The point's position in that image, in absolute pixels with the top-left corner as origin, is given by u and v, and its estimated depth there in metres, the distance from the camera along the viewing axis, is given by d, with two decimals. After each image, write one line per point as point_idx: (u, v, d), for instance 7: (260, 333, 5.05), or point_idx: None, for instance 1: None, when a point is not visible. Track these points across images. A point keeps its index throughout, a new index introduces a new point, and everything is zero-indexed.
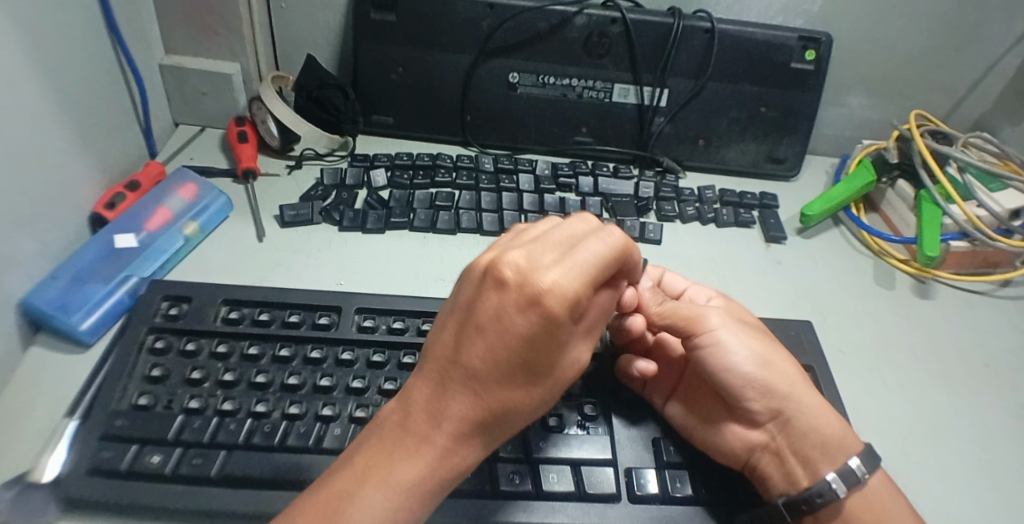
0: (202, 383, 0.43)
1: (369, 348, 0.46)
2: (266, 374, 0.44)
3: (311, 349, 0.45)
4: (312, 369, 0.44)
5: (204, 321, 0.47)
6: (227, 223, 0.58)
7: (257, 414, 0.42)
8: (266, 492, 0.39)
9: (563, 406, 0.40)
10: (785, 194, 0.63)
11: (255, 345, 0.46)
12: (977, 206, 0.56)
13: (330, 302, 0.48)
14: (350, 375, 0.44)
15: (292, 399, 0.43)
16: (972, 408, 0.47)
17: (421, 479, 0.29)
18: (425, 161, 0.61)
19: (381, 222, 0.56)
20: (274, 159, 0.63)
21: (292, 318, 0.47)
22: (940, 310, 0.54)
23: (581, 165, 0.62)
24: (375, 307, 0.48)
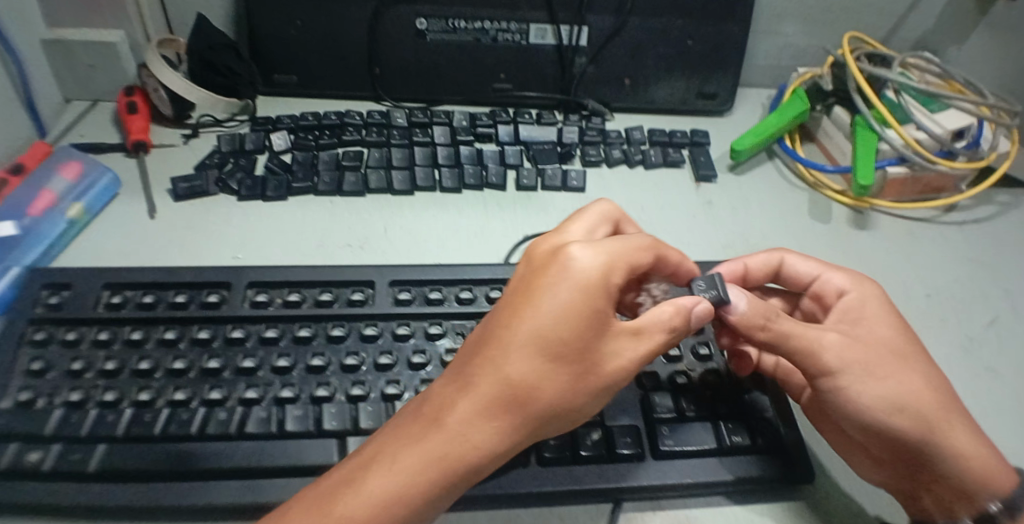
0: (83, 375, 0.39)
1: (263, 324, 0.41)
2: (150, 359, 0.39)
3: (199, 330, 0.40)
4: (199, 351, 0.39)
5: (85, 307, 0.42)
6: (117, 201, 0.54)
7: (141, 402, 0.37)
8: (153, 486, 0.34)
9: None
10: (717, 131, 0.59)
11: (138, 330, 0.41)
12: (915, 128, 0.53)
13: (219, 278, 0.44)
14: (240, 354, 0.39)
15: (177, 385, 0.38)
16: None
17: (420, 474, 0.28)
18: (332, 119, 0.56)
19: (282, 189, 0.51)
20: (168, 130, 0.59)
21: (179, 298, 0.42)
22: (880, 240, 0.52)
23: (500, 115, 0.58)
24: (268, 280, 0.43)
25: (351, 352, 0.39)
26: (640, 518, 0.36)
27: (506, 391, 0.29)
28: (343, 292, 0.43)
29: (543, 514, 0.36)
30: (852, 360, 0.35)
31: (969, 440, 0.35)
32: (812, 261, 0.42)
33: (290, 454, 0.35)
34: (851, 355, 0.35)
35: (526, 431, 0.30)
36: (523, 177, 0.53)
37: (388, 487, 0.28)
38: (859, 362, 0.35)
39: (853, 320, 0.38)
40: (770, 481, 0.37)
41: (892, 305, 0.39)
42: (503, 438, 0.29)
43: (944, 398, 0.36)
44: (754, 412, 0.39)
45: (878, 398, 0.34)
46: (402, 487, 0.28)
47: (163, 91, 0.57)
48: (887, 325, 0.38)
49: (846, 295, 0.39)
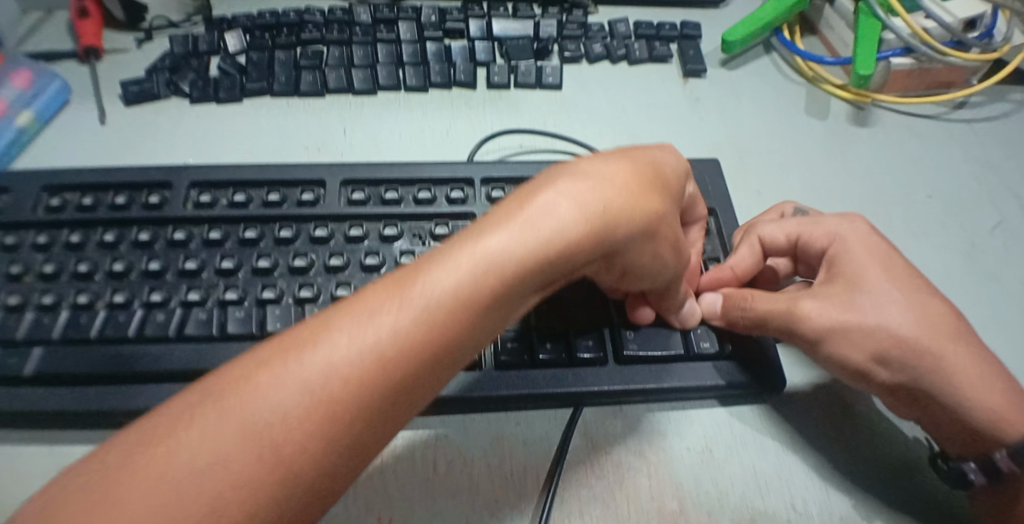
0: (22, 279, 0.37)
1: (205, 225, 0.39)
2: (88, 261, 0.37)
3: (139, 232, 0.39)
4: (140, 253, 0.38)
5: (22, 212, 0.40)
6: (70, 108, 0.51)
7: (79, 305, 0.36)
8: (85, 389, 0.33)
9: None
10: (710, 23, 0.54)
11: (76, 233, 0.39)
12: (924, 17, 0.47)
13: (160, 179, 0.41)
14: (183, 256, 0.38)
15: (116, 288, 0.37)
16: (900, 242, 0.42)
17: (509, 258, 0.25)
18: (291, 17, 0.52)
19: (236, 90, 0.48)
20: (123, 34, 0.55)
21: (117, 200, 0.40)
22: (878, 139, 0.48)
23: (473, 8, 0.53)
24: (211, 181, 0.41)
25: (299, 253, 0.38)
26: (599, 423, 0.35)
27: (618, 184, 0.28)
28: (292, 193, 0.41)
29: (500, 417, 0.36)
30: (844, 323, 0.33)
31: (984, 381, 0.33)
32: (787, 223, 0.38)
33: (226, 355, 0.34)
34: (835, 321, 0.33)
35: (620, 238, 0.28)
36: (493, 75, 0.49)
37: (482, 270, 0.25)
38: (854, 328, 0.33)
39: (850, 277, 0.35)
40: (737, 387, 0.36)
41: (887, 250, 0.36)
42: (606, 225, 0.27)
43: (949, 338, 0.34)
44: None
45: (867, 360, 0.33)
46: (492, 267, 0.25)
47: None
48: (890, 282, 0.34)
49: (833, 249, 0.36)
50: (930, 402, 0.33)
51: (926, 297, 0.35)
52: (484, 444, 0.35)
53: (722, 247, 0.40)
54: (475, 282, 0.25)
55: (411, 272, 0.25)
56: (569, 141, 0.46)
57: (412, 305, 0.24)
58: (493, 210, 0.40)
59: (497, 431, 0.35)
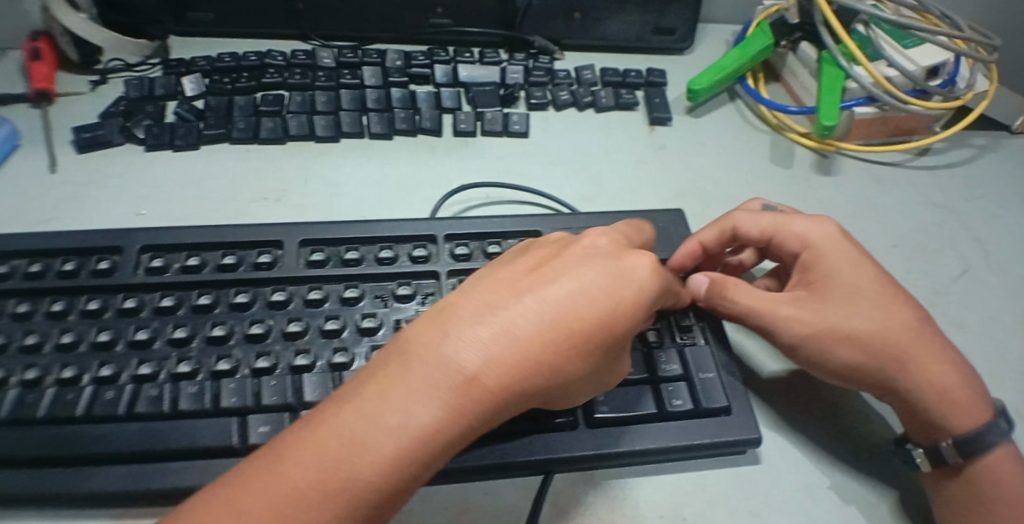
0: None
1: (157, 292, 0.38)
2: (36, 333, 0.35)
3: (88, 301, 0.37)
4: (89, 323, 0.36)
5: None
6: (19, 153, 0.48)
7: (26, 382, 0.34)
8: (33, 472, 0.31)
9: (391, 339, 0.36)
10: (676, 69, 0.54)
11: (23, 302, 0.37)
12: (886, 65, 0.48)
13: (111, 243, 0.40)
14: (134, 327, 0.36)
15: (65, 362, 0.35)
16: None
17: (531, 336, 0.26)
18: (251, 60, 0.51)
19: (192, 137, 0.47)
20: (78, 77, 0.53)
21: (67, 266, 0.38)
22: (845, 186, 0.48)
23: (439, 53, 0.53)
24: (163, 243, 0.40)
25: (255, 320, 0.36)
26: (568, 491, 0.34)
27: (559, 333, 0.27)
28: (249, 254, 0.39)
29: (467, 487, 0.34)
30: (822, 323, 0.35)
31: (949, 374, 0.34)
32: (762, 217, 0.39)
33: (182, 433, 0.32)
34: (808, 319, 0.35)
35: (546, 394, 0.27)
36: (459, 122, 0.48)
37: (408, 445, 0.24)
38: (829, 327, 0.34)
39: (820, 275, 0.36)
40: (710, 449, 0.34)
41: (854, 246, 0.37)
42: (534, 383, 0.26)
43: (921, 336, 0.35)
44: (699, 380, 0.36)
45: (851, 359, 0.34)
46: (514, 343, 0.26)
47: (67, 36, 0.51)
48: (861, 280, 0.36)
49: (805, 252, 0.37)
50: (898, 398, 0.34)
51: (890, 289, 0.36)
52: (450, 518, 0.33)
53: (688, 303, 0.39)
54: (405, 461, 0.24)
55: (334, 444, 0.24)
56: (536, 192, 0.45)
57: (333, 493, 0.23)
58: (457, 269, 0.39)
59: (464, 501, 0.33)
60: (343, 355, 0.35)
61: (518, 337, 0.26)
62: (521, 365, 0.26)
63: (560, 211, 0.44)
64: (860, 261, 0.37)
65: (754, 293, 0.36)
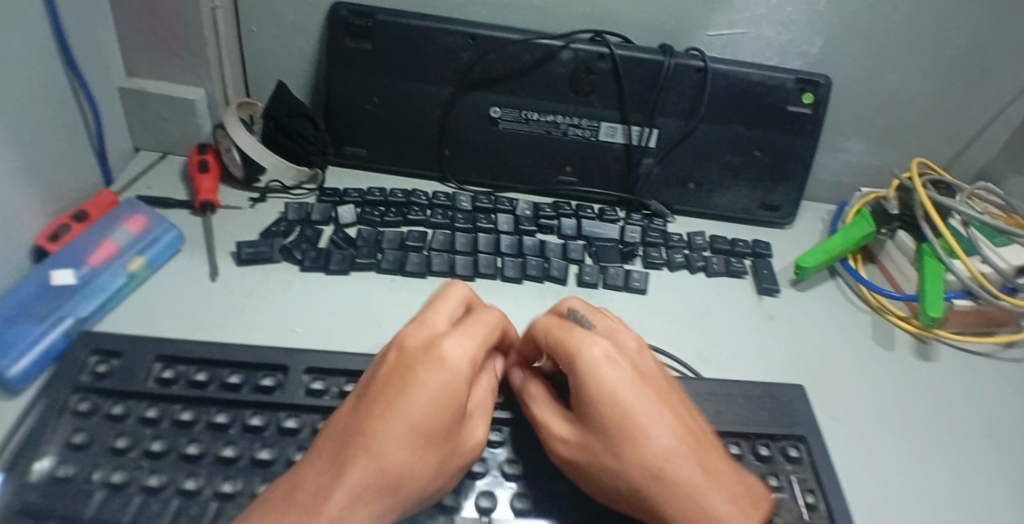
0: (126, 453, 0.36)
1: (316, 414, 0.40)
2: (199, 443, 0.37)
3: (252, 416, 0.39)
4: (251, 438, 0.38)
5: (135, 381, 0.40)
6: (177, 259, 0.53)
7: (186, 492, 0.35)
8: None
9: (531, 486, 0.37)
10: (777, 242, 0.60)
11: (189, 409, 0.39)
12: (982, 261, 0.53)
13: (276, 361, 0.43)
14: (294, 446, 0.38)
15: (225, 474, 0.36)
16: (981, 486, 0.43)
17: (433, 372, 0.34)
18: (399, 197, 0.57)
19: (345, 264, 0.52)
20: (237, 191, 0.59)
21: (232, 379, 0.41)
22: (940, 373, 0.51)
23: (564, 207, 0.59)
24: (328, 367, 0.43)
25: None
26: None
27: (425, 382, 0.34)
28: None
29: None
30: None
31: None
32: (603, 410, 0.35)
33: None
34: None
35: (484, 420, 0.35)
36: (585, 274, 0.53)
37: (377, 444, 0.30)
38: None
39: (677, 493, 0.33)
40: None
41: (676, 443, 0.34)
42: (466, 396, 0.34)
43: None
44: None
45: None
46: (407, 373, 0.34)
47: (237, 153, 0.57)
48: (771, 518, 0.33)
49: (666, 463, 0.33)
50: None
51: (732, 494, 0.33)
52: None
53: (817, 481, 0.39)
54: (379, 461, 0.30)
55: (329, 458, 0.30)
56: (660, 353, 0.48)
57: (315, 497, 0.28)
58: None
59: None
60: (488, 498, 0.36)
61: (412, 446, 0.31)
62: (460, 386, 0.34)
63: (682, 371, 0.46)
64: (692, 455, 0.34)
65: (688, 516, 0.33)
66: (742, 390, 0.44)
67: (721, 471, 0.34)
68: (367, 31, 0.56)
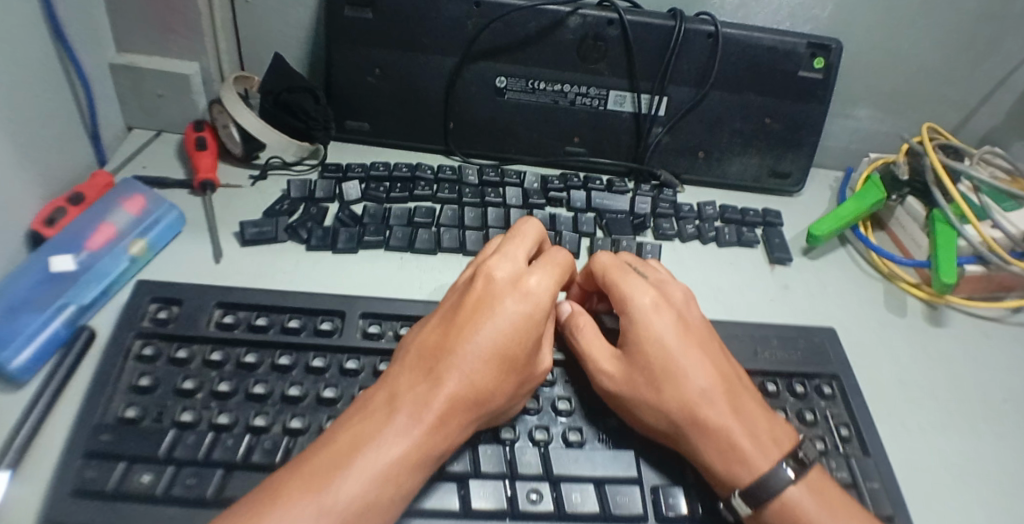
0: (195, 394, 0.40)
1: (375, 356, 0.43)
2: (265, 384, 0.40)
3: (314, 358, 0.42)
4: (314, 379, 0.41)
5: (196, 326, 0.43)
6: (180, 239, 0.51)
7: (255, 428, 0.38)
8: None
9: (582, 420, 0.39)
10: (787, 211, 0.60)
11: (224, 382, 0.40)
12: (992, 227, 0.53)
13: (333, 307, 0.46)
14: (357, 385, 0.41)
15: (292, 413, 0.39)
16: (995, 449, 0.44)
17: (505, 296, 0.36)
18: (404, 172, 0.56)
19: (353, 242, 0.51)
20: (238, 169, 0.57)
21: (292, 324, 0.44)
22: (952, 338, 0.51)
23: (572, 178, 0.58)
24: (380, 312, 0.46)
25: None
26: None
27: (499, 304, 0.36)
28: None
29: None
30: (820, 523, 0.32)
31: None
32: (646, 345, 0.37)
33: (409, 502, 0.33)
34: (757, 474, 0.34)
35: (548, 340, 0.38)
36: (598, 248, 0.52)
37: (463, 362, 0.34)
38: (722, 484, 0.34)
39: (706, 424, 0.35)
40: None
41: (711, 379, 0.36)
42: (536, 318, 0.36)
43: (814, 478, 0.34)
44: (868, 489, 0.37)
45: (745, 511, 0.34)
46: (481, 298, 0.37)
47: (236, 129, 0.55)
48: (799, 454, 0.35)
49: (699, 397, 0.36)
50: None
51: (760, 430, 0.35)
52: None
53: (850, 417, 0.41)
54: (465, 376, 0.34)
55: (421, 373, 0.34)
56: None
57: (415, 407, 0.32)
58: None
59: None
60: (543, 431, 0.38)
61: (499, 364, 0.34)
62: (529, 310, 0.36)
63: None
64: (725, 394, 0.36)
65: (715, 448, 0.35)
66: (778, 331, 0.45)
67: (755, 414, 0.36)
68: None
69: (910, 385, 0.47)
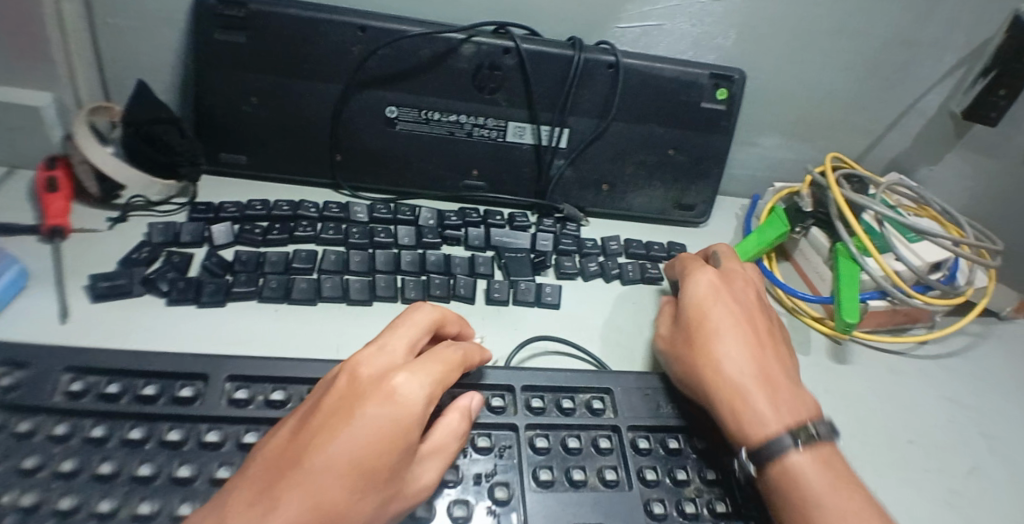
0: (36, 474, 0.35)
1: (240, 425, 0.39)
2: (113, 462, 0.36)
3: (169, 430, 0.38)
4: (169, 455, 0.37)
5: (41, 395, 0.38)
6: (25, 297, 0.45)
7: (100, 515, 0.34)
8: None
9: (471, 491, 0.36)
10: (695, 242, 0.58)
11: (71, 459, 0.36)
12: (895, 259, 0.52)
13: (195, 369, 0.41)
14: (217, 461, 0.37)
15: (142, 495, 0.35)
16: (911, 492, 0.42)
17: (375, 396, 0.32)
18: (285, 211, 0.51)
19: (219, 294, 0.46)
20: (94, 211, 0.51)
21: (147, 390, 0.39)
22: (858, 376, 0.50)
23: (471, 214, 0.54)
24: (251, 375, 0.41)
25: None
26: None
27: (368, 405, 0.32)
28: (300, 390, 0.41)
29: None
30: (818, 491, 0.35)
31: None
32: (711, 320, 0.44)
33: None
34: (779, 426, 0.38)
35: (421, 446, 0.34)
36: (493, 291, 0.49)
37: (315, 482, 0.29)
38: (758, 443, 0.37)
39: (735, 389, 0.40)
40: None
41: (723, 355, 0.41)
42: (411, 425, 0.32)
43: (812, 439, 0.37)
44: None
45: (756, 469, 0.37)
46: (347, 398, 0.32)
47: (88, 165, 0.50)
48: (824, 422, 0.39)
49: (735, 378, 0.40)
50: None
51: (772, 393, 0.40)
52: None
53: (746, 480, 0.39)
54: (315, 496, 0.29)
55: (263, 491, 0.29)
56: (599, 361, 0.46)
57: None
58: (537, 423, 0.39)
59: None
60: (425, 508, 0.34)
61: (353, 482, 0.30)
62: (403, 416, 0.32)
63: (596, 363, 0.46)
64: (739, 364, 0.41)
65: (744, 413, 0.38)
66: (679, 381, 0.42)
67: (781, 389, 0.40)
68: (241, 23, 0.49)
69: None
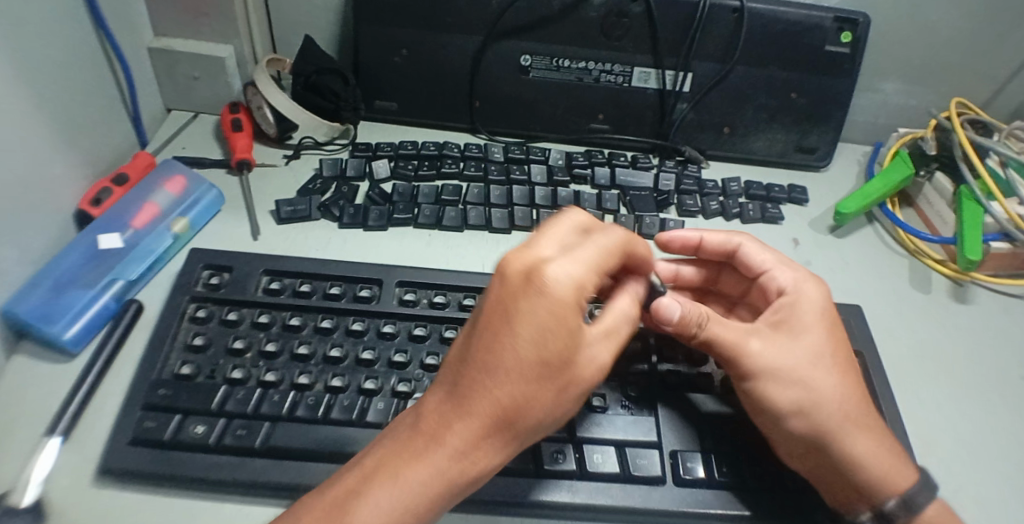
0: (244, 353, 0.43)
1: (411, 321, 0.45)
2: (308, 345, 0.43)
3: (353, 322, 0.45)
4: (353, 341, 0.44)
5: (245, 291, 0.46)
6: (218, 219, 0.54)
7: (300, 386, 0.41)
8: (312, 464, 0.38)
9: (608, 387, 0.42)
10: (816, 186, 0.60)
11: (273, 342, 0.43)
12: (1019, 203, 0.51)
13: (371, 275, 0.48)
14: (392, 348, 0.44)
15: (334, 372, 0.42)
16: (1018, 423, 0.44)
17: (527, 297, 0.30)
18: (431, 150, 0.58)
19: (383, 219, 0.53)
20: (271, 149, 0.59)
21: (333, 290, 0.46)
22: (975, 315, 0.51)
23: (596, 155, 0.59)
24: (417, 281, 0.48)
25: (450, 324, 0.45)
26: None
27: (521, 309, 0.30)
28: (456, 297, 0.47)
29: None
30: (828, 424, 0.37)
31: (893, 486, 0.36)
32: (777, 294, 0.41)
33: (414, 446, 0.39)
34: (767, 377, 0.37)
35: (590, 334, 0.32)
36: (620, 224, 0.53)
37: (487, 382, 0.30)
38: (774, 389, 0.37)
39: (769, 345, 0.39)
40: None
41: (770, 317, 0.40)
42: (570, 320, 0.30)
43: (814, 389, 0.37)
44: None
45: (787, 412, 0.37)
46: (500, 299, 0.31)
47: (268, 109, 0.57)
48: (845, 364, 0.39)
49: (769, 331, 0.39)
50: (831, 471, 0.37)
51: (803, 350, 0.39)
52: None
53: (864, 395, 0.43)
54: (490, 395, 0.30)
55: (446, 391, 0.31)
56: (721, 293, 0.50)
57: (444, 430, 0.31)
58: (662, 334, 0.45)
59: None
60: None
61: (522, 381, 0.30)
62: (559, 310, 0.30)
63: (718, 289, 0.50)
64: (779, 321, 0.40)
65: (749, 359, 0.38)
66: None
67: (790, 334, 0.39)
68: None
69: (932, 361, 0.47)
